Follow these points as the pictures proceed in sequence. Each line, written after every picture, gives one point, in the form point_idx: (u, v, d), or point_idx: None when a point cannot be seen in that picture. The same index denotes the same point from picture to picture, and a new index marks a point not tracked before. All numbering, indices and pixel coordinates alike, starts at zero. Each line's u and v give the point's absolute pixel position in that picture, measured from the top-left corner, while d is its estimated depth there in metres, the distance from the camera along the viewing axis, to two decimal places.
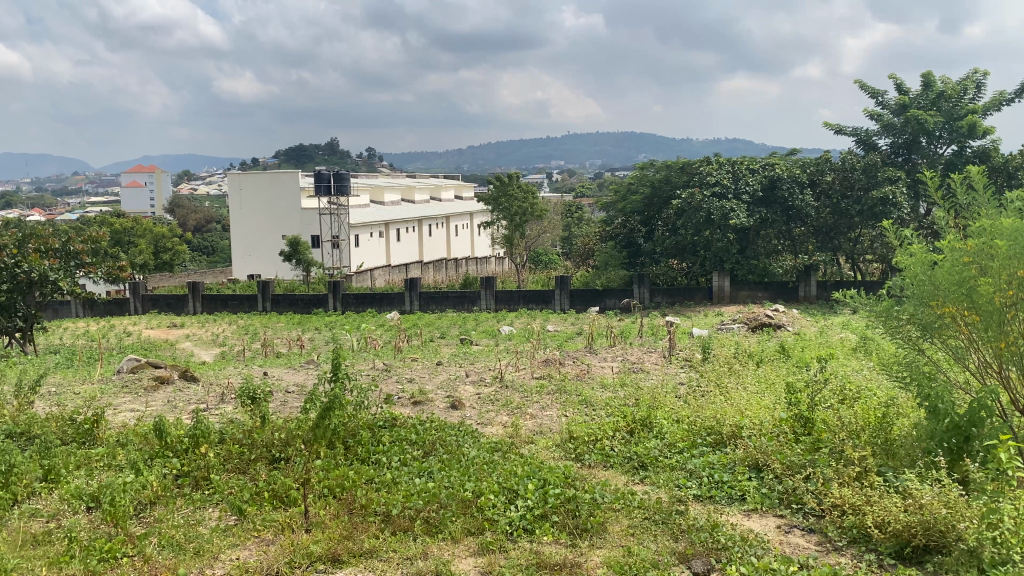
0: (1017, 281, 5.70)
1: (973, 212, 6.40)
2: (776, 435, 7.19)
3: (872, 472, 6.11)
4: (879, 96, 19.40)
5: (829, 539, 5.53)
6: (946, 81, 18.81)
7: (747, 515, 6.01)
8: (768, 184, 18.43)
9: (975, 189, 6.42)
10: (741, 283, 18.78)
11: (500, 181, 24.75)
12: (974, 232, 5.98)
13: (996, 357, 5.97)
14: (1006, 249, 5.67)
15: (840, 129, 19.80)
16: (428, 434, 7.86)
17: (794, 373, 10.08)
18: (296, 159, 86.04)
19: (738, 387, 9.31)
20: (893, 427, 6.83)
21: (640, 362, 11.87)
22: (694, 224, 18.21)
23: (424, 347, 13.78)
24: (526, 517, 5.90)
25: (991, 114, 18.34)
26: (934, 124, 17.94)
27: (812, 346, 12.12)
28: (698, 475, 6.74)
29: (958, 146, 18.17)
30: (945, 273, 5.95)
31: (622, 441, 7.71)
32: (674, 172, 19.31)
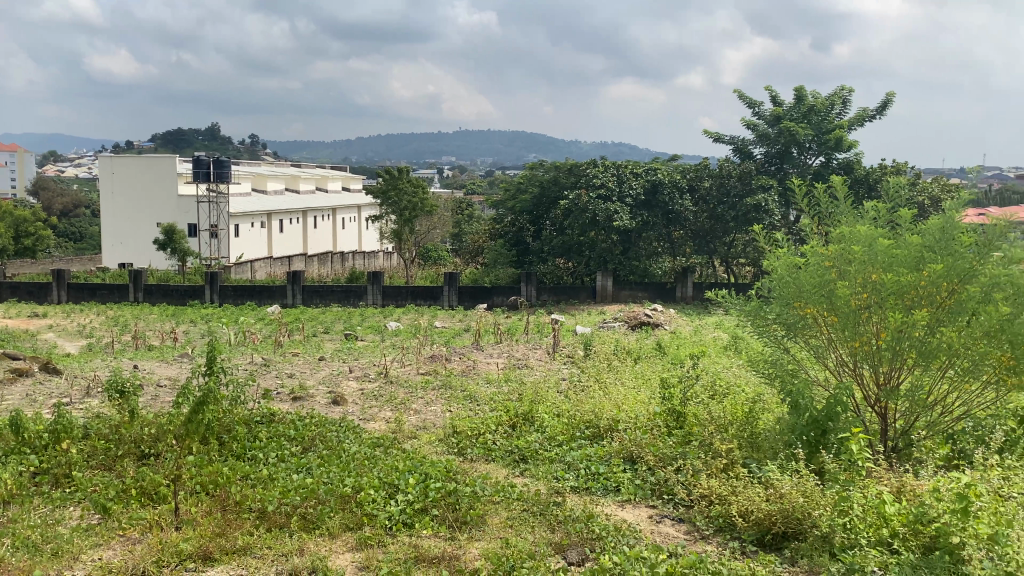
0: (871, 285, 6.13)
1: (835, 220, 6.81)
2: (651, 429, 7.44)
3: (737, 464, 6.42)
4: (756, 107, 20.32)
5: (697, 528, 5.77)
6: (816, 95, 19.91)
7: (621, 506, 6.21)
8: (651, 188, 19.04)
9: (838, 199, 6.83)
10: (623, 283, 19.22)
11: (389, 174, 24.47)
12: (834, 238, 6.38)
13: (852, 355, 6.37)
14: (861, 254, 6.09)
15: (718, 137, 20.64)
16: (308, 429, 7.73)
17: (669, 369, 10.48)
18: (174, 144, 82.61)
19: (616, 382, 9.60)
20: (758, 421, 7.20)
21: (524, 358, 12.04)
22: (581, 225, 18.58)
23: (305, 342, 13.51)
24: (406, 511, 5.88)
25: (856, 129, 19.53)
26: (804, 136, 18.96)
27: (687, 344, 12.62)
28: (577, 468, 6.90)
29: (826, 158, 19.27)
30: (809, 276, 6.33)
31: (504, 435, 7.81)
32: (563, 173, 19.61)
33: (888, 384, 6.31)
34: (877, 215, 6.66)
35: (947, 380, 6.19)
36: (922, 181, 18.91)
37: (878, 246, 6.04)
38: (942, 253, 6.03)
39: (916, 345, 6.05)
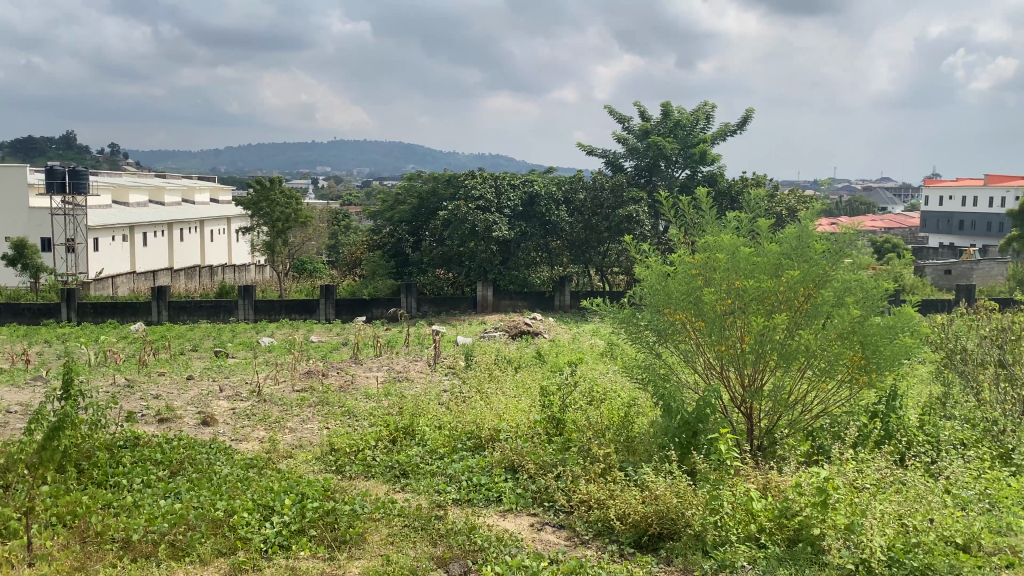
0: (735, 291, 6.42)
1: (700, 230, 7.08)
2: (531, 437, 7.51)
3: (615, 467, 6.57)
4: (626, 121, 20.96)
5: (577, 533, 5.85)
6: (682, 111, 20.76)
7: (502, 516, 6.22)
8: (527, 200, 19.33)
9: (703, 209, 7.10)
10: (503, 293, 19.32)
11: (260, 185, 23.73)
12: (699, 247, 6.64)
13: (718, 358, 6.65)
14: (725, 262, 6.36)
15: (591, 150, 21.15)
16: (176, 452, 7.37)
17: (549, 377, 10.62)
18: (24, 153, 77.34)
19: (497, 392, 9.64)
20: (634, 425, 7.39)
21: (404, 372, 11.90)
22: (460, 236, 18.59)
23: (173, 361, 12.88)
24: (282, 533, 5.69)
25: (718, 143, 20.46)
26: (671, 150, 19.71)
27: (566, 351, 12.83)
28: (458, 479, 6.88)
29: (692, 171, 20.09)
30: (677, 283, 6.56)
31: (384, 450, 7.70)
32: (441, 184, 19.61)
33: (753, 385, 6.61)
34: (739, 225, 6.98)
35: (806, 380, 6.55)
36: (779, 193, 19.99)
37: (740, 253, 6.33)
38: (798, 260, 6.40)
39: (777, 347, 6.37)
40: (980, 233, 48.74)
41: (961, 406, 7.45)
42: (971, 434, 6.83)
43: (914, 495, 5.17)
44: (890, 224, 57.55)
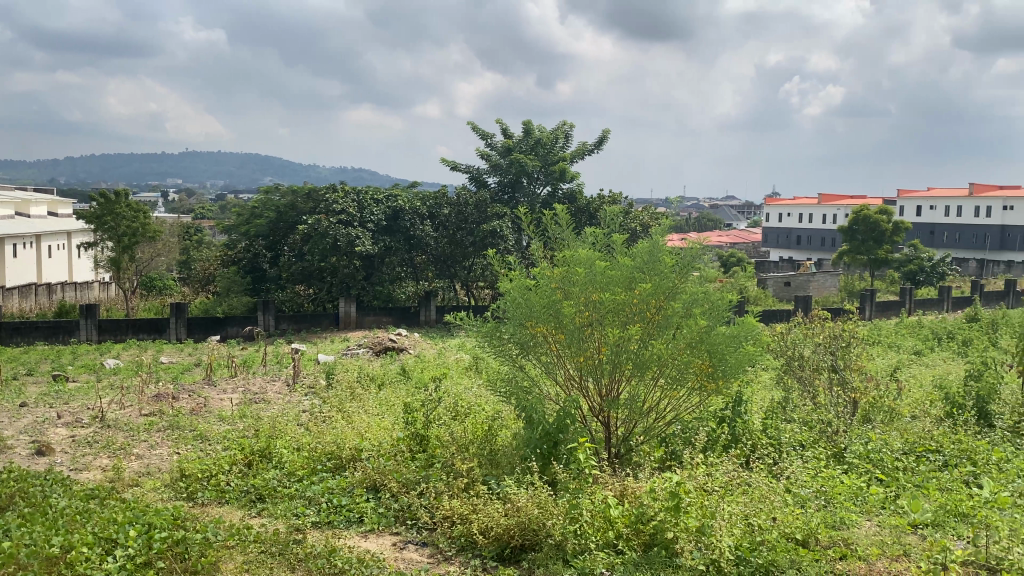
0: (592, 304, 6.58)
1: (560, 245, 7.23)
2: (393, 455, 7.41)
3: (478, 481, 6.58)
4: (489, 138, 21.23)
5: (440, 550, 5.80)
6: (542, 129, 21.26)
7: (364, 537, 6.10)
8: (391, 214, 19.31)
9: (563, 225, 7.25)
10: (366, 308, 18.99)
11: (104, 199, 22.33)
12: (559, 261, 6.76)
13: (578, 369, 6.80)
14: (584, 276, 6.50)
15: (455, 165, 21.25)
16: (6, 487, 6.78)
17: (413, 394, 10.53)
18: None
19: (359, 410, 9.47)
20: (497, 438, 7.42)
21: (262, 392, 11.47)
22: (320, 251, 18.18)
23: (4, 387, 11.88)
24: (127, 566, 5.31)
25: (577, 161, 21.04)
26: (533, 167, 20.11)
27: (430, 367, 12.78)
28: (317, 502, 6.69)
29: (553, 187, 20.56)
30: (539, 297, 6.64)
31: (239, 474, 7.39)
32: (301, 198, 19.13)
33: (610, 395, 6.81)
34: (596, 241, 7.19)
35: (659, 389, 6.82)
36: (635, 210, 20.76)
37: (596, 267, 6.50)
38: (650, 273, 6.66)
39: (632, 357, 6.59)
40: (816, 248, 52.40)
41: (800, 409, 7.97)
42: (808, 436, 7.32)
43: (758, 495, 5.47)
44: (736, 239, 60.95)
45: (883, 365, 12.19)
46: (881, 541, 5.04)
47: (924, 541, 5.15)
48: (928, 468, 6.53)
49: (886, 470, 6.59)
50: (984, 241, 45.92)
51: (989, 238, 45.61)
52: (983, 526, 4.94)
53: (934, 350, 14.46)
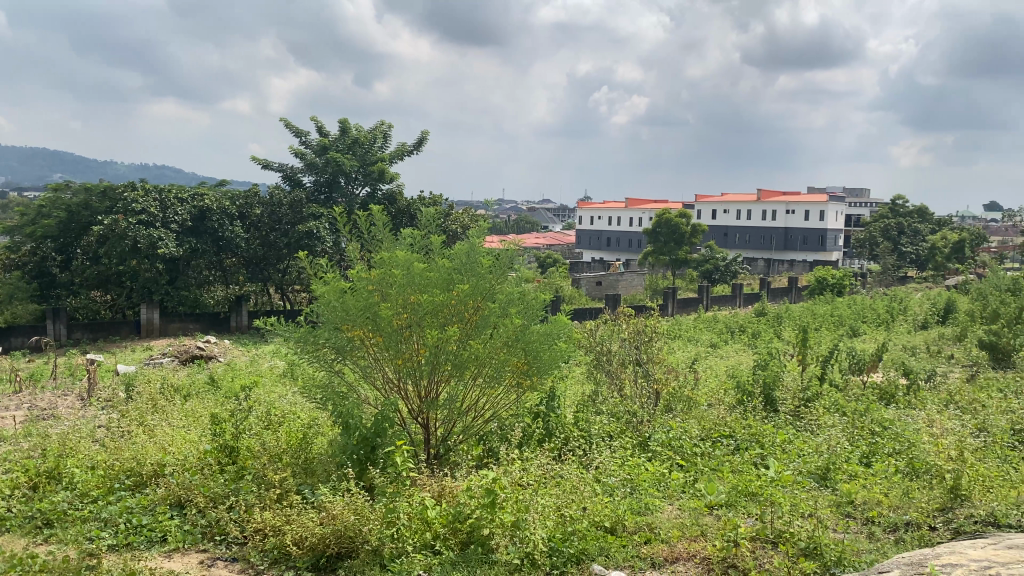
0: (410, 305, 6.50)
1: (377, 247, 7.09)
2: (200, 468, 6.99)
3: (291, 491, 6.37)
4: (303, 136, 20.62)
5: (251, 564, 5.57)
6: (359, 128, 20.96)
7: (167, 557, 5.73)
8: (197, 214, 18.18)
9: (377, 225, 7.10)
10: (171, 314, 17.87)
11: None
12: (376, 262, 6.60)
13: (396, 371, 6.69)
14: (401, 278, 6.41)
15: (267, 164, 20.48)
16: None
17: (221, 404, 10.01)
18: None
19: (162, 423, 8.87)
20: (313, 445, 7.18)
21: (50, 409, 10.47)
22: (118, 253, 16.88)
23: None
24: None
25: (397, 161, 20.89)
26: (350, 167, 19.80)
27: (241, 375, 12.20)
28: (114, 523, 6.20)
29: (371, 188, 20.41)
30: (354, 300, 6.43)
31: (23, 499, 6.72)
32: (95, 197, 17.70)
33: (429, 396, 6.79)
34: (414, 242, 7.14)
35: (477, 388, 6.90)
36: (454, 212, 20.91)
37: (414, 269, 6.43)
38: (467, 275, 6.71)
39: (451, 357, 6.59)
40: (625, 248, 55.16)
41: (607, 402, 8.34)
42: (615, 427, 7.69)
43: (570, 486, 5.69)
44: (552, 240, 62.87)
45: (684, 357, 13.01)
46: (682, 524, 5.40)
47: (717, 520, 5.55)
48: (723, 452, 7.02)
49: (686, 455, 7.04)
50: (771, 242, 50.19)
51: (774, 239, 49.90)
52: (769, 503, 5.32)
53: (728, 342, 15.63)
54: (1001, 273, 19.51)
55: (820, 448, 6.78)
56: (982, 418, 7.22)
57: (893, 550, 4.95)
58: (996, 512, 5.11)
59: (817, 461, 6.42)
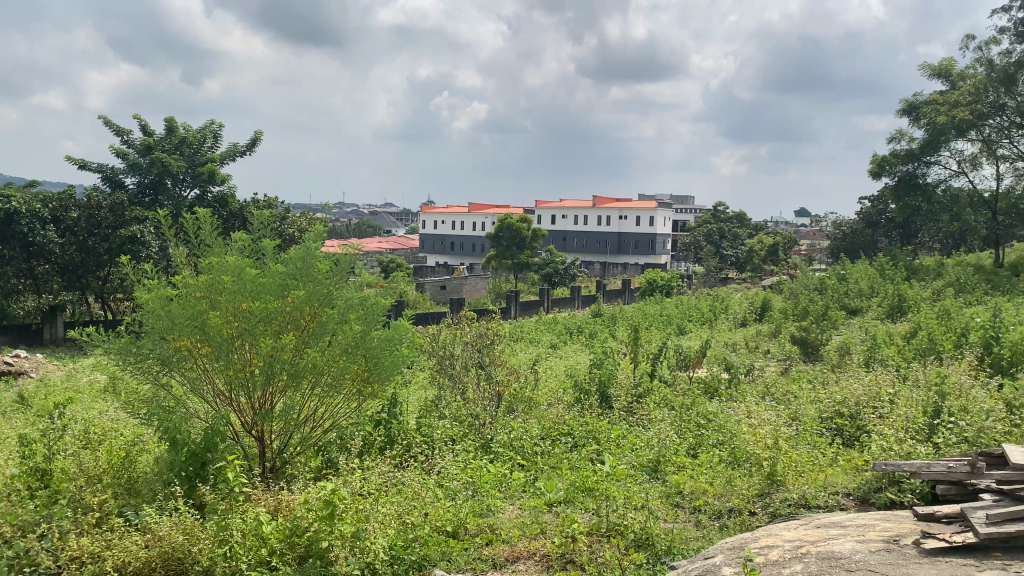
0: (241, 313, 6.22)
1: (204, 252, 6.72)
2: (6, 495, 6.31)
3: (112, 514, 5.98)
4: (124, 134, 19.36)
5: None
6: (187, 127, 19.96)
7: None
8: (3, 217, 16.44)
9: (204, 228, 6.72)
10: None
11: None
12: (204, 267, 6.28)
13: (227, 383, 6.35)
14: (231, 284, 6.14)
15: (83, 164, 19.05)
16: None
17: (32, 424, 9.19)
18: None
19: None
20: (136, 464, 6.73)
21: None
22: None
23: None
24: None
25: (228, 163, 20.04)
26: (178, 167, 18.80)
27: (56, 392, 11.25)
28: None
29: (201, 190, 19.49)
30: (180, 309, 6.08)
31: None
32: None
33: (263, 408, 6.49)
34: (244, 247, 6.83)
35: (315, 397, 6.72)
36: (291, 215, 20.32)
37: (246, 275, 6.16)
38: (303, 280, 6.49)
39: (286, 366, 6.34)
40: (469, 253, 55.65)
41: (450, 405, 8.33)
42: (458, 430, 7.72)
43: (411, 492, 5.64)
44: (395, 244, 62.35)
45: (525, 359, 13.27)
46: (522, 524, 5.51)
47: (557, 517, 5.68)
48: (562, 449, 7.21)
49: (526, 455, 7.18)
50: (606, 246, 52.12)
51: (609, 243, 51.91)
52: (604, 497, 5.46)
53: (566, 343, 16.09)
54: (808, 274, 21.23)
55: (652, 442, 7.11)
56: (794, 407, 7.81)
57: (717, 535, 5.26)
58: (807, 494, 5.54)
59: (649, 455, 6.72)
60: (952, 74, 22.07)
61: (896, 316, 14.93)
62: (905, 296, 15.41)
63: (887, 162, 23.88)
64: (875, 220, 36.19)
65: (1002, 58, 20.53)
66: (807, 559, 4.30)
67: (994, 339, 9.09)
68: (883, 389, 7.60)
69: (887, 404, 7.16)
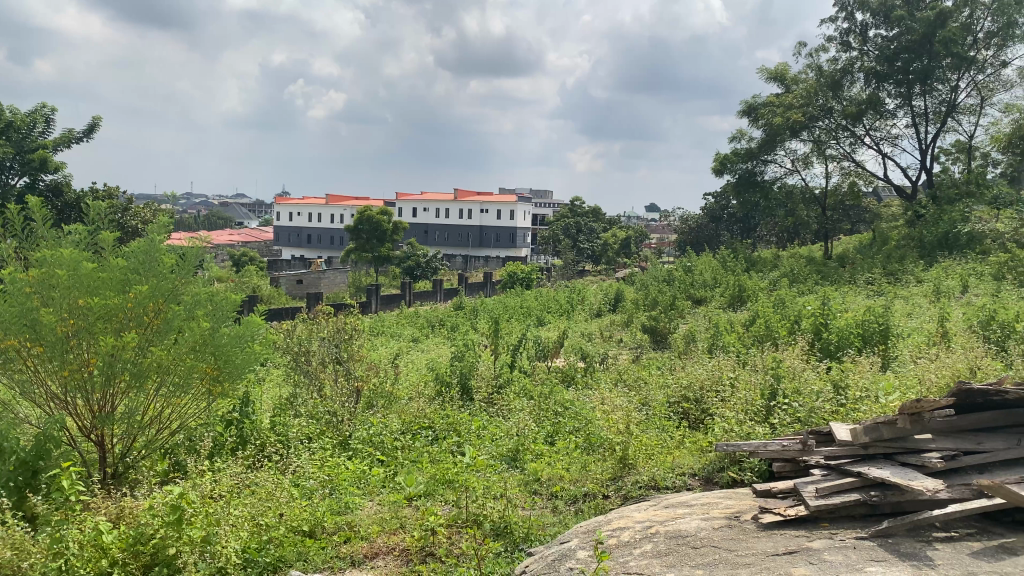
0: (76, 310, 5.82)
1: (33, 244, 6.24)
2: None
3: None
4: None
5: None
6: (14, 110, 18.43)
7: None
8: None
9: (34, 219, 6.24)
10: None
11: None
12: (35, 262, 5.82)
13: (62, 384, 5.91)
14: (65, 278, 5.74)
15: None
16: None
17: None
18: None
19: None
20: None
21: None
22: None
23: None
24: None
25: (62, 149, 18.66)
26: (3, 154, 17.32)
27: None
28: None
29: (31, 179, 18.06)
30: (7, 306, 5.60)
31: None
32: None
33: (103, 410, 6.09)
34: (80, 240, 6.39)
35: (160, 397, 6.37)
36: (134, 207, 19.18)
37: (83, 269, 5.79)
38: (146, 275, 6.15)
39: (128, 366, 6.00)
40: (327, 246, 54.47)
41: (306, 403, 8.11)
42: (314, 428, 7.54)
43: (265, 493, 5.46)
44: (247, 237, 60.10)
45: (384, 354, 13.11)
46: (381, 519, 5.45)
47: (417, 510, 5.67)
48: (422, 444, 7.20)
49: (385, 451, 7.12)
50: (466, 239, 52.35)
51: (470, 236, 52.20)
52: (464, 489, 5.52)
53: (427, 336, 16.06)
54: (659, 266, 22.11)
55: (511, 432, 7.22)
56: (645, 393, 8.14)
57: (574, 520, 5.41)
58: (656, 476, 5.79)
59: (508, 444, 6.81)
60: (786, 78, 23.55)
61: (737, 305, 15.83)
62: (745, 286, 16.34)
63: (729, 160, 25.19)
64: (718, 215, 38.23)
65: (829, 64, 22.09)
66: (656, 538, 4.50)
67: (823, 326, 9.80)
68: (725, 373, 8.03)
69: (728, 388, 7.59)
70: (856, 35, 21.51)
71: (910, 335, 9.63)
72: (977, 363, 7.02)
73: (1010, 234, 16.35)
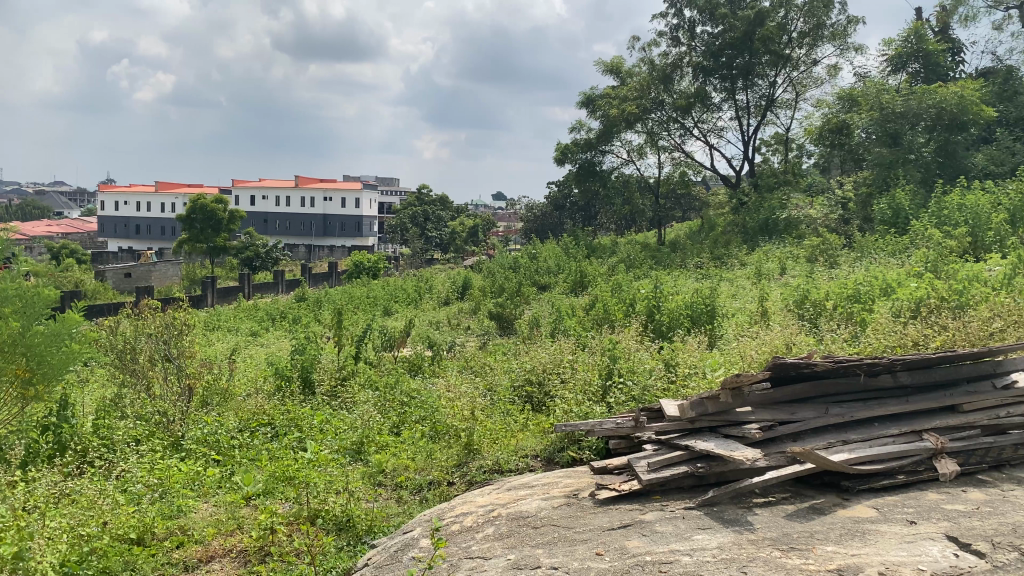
0: None
1: None
2: None
3: None
4: None
5: None
6: None
7: None
8: None
9: None
10: None
11: None
12: None
13: None
14: None
15: None
16: None
17: None
18: None
19: None
20: None
21: None
22: None
23: None
24: None
25: None
26: None
27: None
28: None
29: None
30: None
31: None
32: None
33: None
34: None
35: None
36: None
37: None
38: None
39: None
40: (158, 237, 51.52)
41: (134, 403, 7.67)
42: (143, 430, 7.09)
43: (87, 502, 5.09)
44: (69, 228, 55.86)
45: (221, 349, 12.58)
46: (217, 521, 5.26)
47: (255, 510, 5.46)
48: (261, 441, 6.96)
49: (221, 450, 6.82)
50: (310, 228, 51.06)
51: (314, 225, 50.96)
52: (304, 485, 5.36)
53: (267, 330, 15.53)
54: (505, 253, 22.39)
55: (356, 425, 7.10)
56: (490, 378, 8.27)
57: (418, 508, 5.41)
58: (500, 460, 5.89)
59: (352, 437, 6.70)
60: (620, 70, 24.39)
61: (578, 290, 16.32)
62: (586, 272, 16.86)
63: (569, 150, 25.78)
64: (561, 203, 39.20)
65: (661, 58, 23.05)
66: (498, 521, 4.57)
67: (655, 308, 10.27)
68: (565, 356, 8.24)
69: (569, 370, 7.82)
70: (684, 31, 22.56)
71: (734, 314, 10.27)
72: (791, 339, 7.59)
73: (821, 220, 17.78)
